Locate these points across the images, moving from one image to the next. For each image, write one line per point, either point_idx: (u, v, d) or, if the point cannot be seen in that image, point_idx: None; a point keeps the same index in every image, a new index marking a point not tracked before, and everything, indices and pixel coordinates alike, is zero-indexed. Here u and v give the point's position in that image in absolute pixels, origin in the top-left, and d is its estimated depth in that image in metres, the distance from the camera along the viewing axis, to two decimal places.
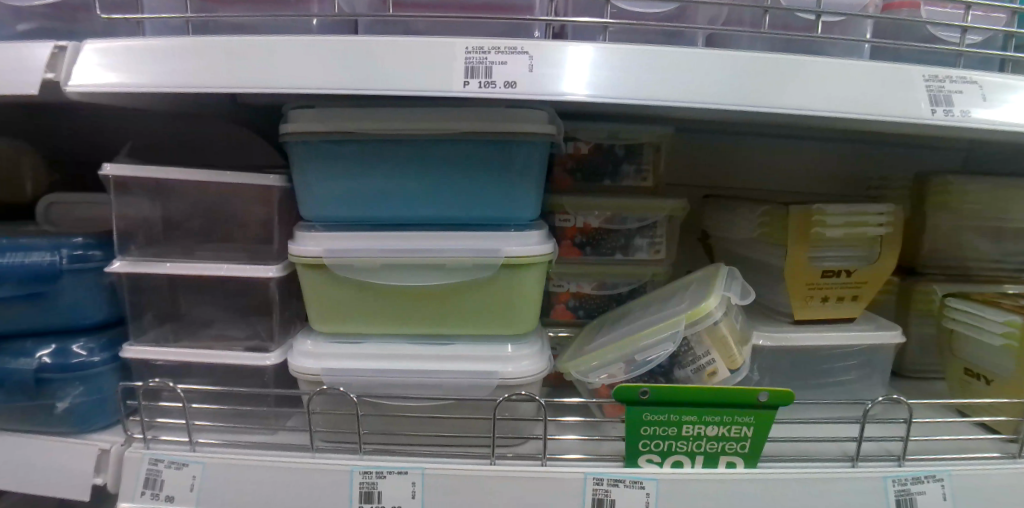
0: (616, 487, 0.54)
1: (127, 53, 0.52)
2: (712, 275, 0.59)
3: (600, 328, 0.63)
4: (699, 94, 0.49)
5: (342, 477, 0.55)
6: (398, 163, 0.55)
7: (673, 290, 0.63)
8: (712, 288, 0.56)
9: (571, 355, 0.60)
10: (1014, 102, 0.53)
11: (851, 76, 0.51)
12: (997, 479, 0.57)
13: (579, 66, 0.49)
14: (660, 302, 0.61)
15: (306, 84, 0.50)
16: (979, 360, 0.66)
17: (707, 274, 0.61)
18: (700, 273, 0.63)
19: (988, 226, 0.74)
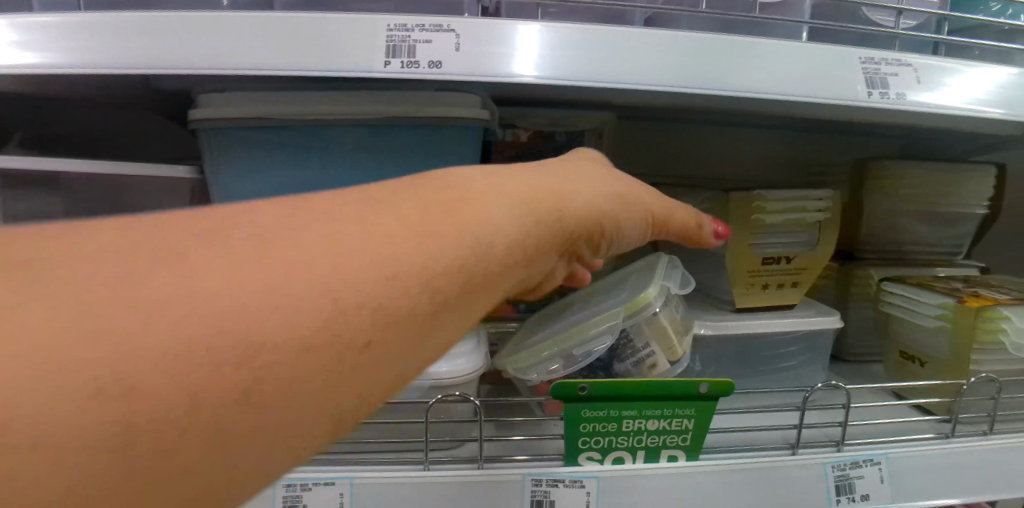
0: (556, 488, 0.52)
1: (29, 27, 0.45)
2: (651, 264, 0.58)
3: (541, 322, 0.60)
4: (638, 77, 0.47)
5: (265, 491, 0.51)
6: (318, 151, 0.51)
7: (613, 281, 0.61)
8: (651, 278, 0.54)
9: (508, 351, 0.57)
10: (950, 85, 0.53)
11: (794, 59, 0.50)
12: (931, 460, 0.58)
13: (523, 45, 0.46)
14: (600, 293, 0.59)
15: (230, 65, 0.45)
16: (915, 343, 0.67)
17: (647, 264, 0.60)
18: (639, 262, 0.61)
19: (922, 211, 0.76)
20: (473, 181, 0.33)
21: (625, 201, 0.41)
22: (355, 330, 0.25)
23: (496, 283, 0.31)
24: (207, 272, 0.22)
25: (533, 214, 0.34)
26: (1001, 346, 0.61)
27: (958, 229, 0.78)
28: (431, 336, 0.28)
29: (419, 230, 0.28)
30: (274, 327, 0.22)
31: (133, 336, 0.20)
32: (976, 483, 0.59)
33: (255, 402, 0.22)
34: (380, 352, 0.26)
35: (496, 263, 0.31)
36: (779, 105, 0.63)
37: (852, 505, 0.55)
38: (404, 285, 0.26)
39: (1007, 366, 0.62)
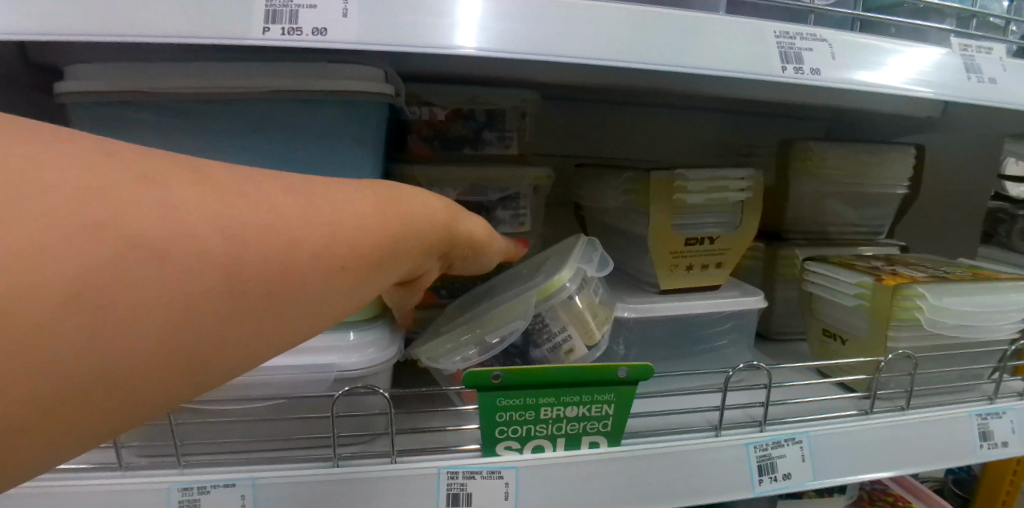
0: (473, 480, 0.50)
1: None
2: (571, 245, 0.57)
3: (461, 310, 0.58)
4: (561, 48, 0.44)
5: (158, 497, 0.47)
6: (206, 130, 0.47)
7: (535, 264, 0.60)
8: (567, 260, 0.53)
9: (424, 339, 0.55)
10: (881, 65, 0.53)
11: (730, 36, 0.49)
12: (849, 436, 0.59)
13: (466, 15, 0.42)
14: (521, 276, 0.58)
15: (96, 32, 0.38)
16: (836, 321, 0.68)
17: (569, 246, 0.58)
18: (563, 244, 0.60)
19: (843, 192, 0.79)
20: (401, 193, 0.39)
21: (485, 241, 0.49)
22: (273, 297, 0.29)
23: (394, 276, 0.37)
24: (186, 215, 0.26)
25: (435, 229, 0.40)
26: (917, 322, 0.62)
27: (877, 210, 0.82)
28: (328, 314, 0.32)
29: (353, 221, 0.33)
30: (217, 276, 0.27)
31: (101, 255, 0.23)
32: (894, 457, 0.60)
33: (173, 337, 0.26)
34: (284, 318, 0.30)
35: (397, 261, 0.36)
36: (699, 84, 0.63)
37: (773, 484, 0.56)
38: (327, 265, 0.31)
39: (922, 342, 0.63)
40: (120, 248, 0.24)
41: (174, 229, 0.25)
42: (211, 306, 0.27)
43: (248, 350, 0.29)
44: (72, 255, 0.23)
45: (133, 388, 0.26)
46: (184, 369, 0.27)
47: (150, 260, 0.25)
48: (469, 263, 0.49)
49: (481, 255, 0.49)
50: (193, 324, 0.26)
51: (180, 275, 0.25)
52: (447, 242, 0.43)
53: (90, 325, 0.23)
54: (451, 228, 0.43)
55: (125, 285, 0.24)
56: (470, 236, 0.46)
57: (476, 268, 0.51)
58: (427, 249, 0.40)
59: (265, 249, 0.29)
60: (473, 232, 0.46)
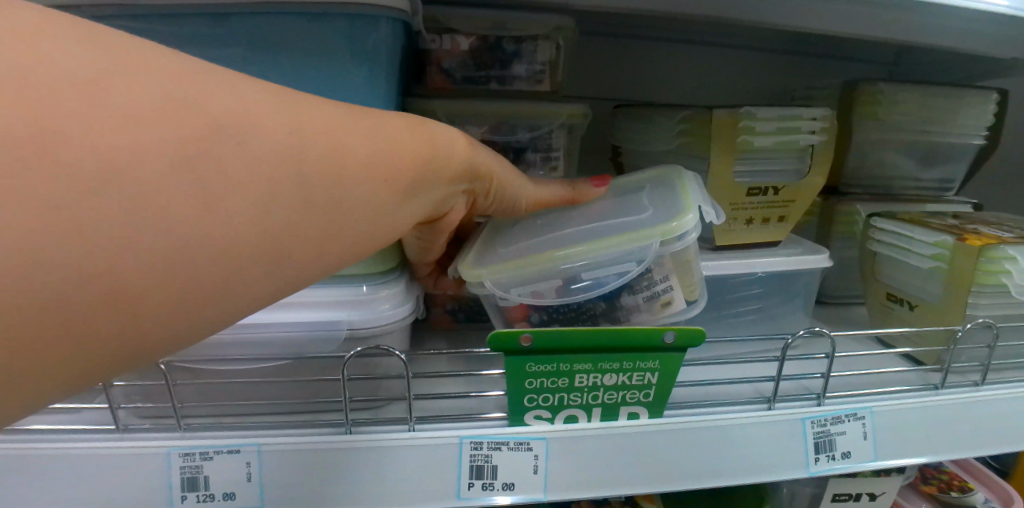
0: (499, 451, 0.45)
1: None
2: (679, 185, 0.50)
3: (522, 230, 0.50)
4: None
5: (157, 462, 0.44)
6: (194, 48, 0.43)
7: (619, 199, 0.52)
8: (681, 205, 0.46)
9: (494, 257, 0.47)
10: None
11: None
12: (920, 412, 0.52)
13: None
14: (606, 206, 0.51)
15: None
16: (903, 284, 0.61)
17: (670, 190, 0.50)
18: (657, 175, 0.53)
19: (906, 141, 0.72)
20: (433, 122, 0.37)
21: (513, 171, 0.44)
22: (315, 206, 0.29)
23: (423, 205, 0.36)
24: (242, 111, 0.26)
25: (468, 162, 0.39)
26: (1004, 288, 0.54)
27: (945, 163, 0.74)
28: (366, 235, 0.32)
29: (386, 142, 0.32)
30: (260, 176, 0.26)
31: (153, 138, 0.23)
32: (968, 437, 0.53)
33: (219, 235, 0.25)
34: (326, 232, 0.29)
35: (427, 190, 0.36)
36: (759, 12, 0.55)
37: (831, 464, 0.50)
38: (365, 180, 0.31)
39: (1006, 311, 0.56)
40: (171, 136, 0.24)
41: (221, 122, 0.25)
42: (274, 196, 0.27)
43: (299, 262, 0.29)
44: (125, 138, 0.23)
45: (177, 290, 0.25)
46: (229, 274, 0.27)
47: (199, 149, 0.24)
48: (500, 198, 0.44)
49: (514, 190, 0.44)
50: (240, 224, 0.26)
51: (225, 171, 0.25)
52: (485, 175, 0.41)
53: (141, 212, 0.23)
54: (485, 160, 0.40)
55: (176, 174, 0.24)
56: (501, 172, 0.42)
57: (509, 206, 0.46)
58: (458, 179, 0.38)
59: (317, 152, 0.28)
60: (505, 163, 0.43)
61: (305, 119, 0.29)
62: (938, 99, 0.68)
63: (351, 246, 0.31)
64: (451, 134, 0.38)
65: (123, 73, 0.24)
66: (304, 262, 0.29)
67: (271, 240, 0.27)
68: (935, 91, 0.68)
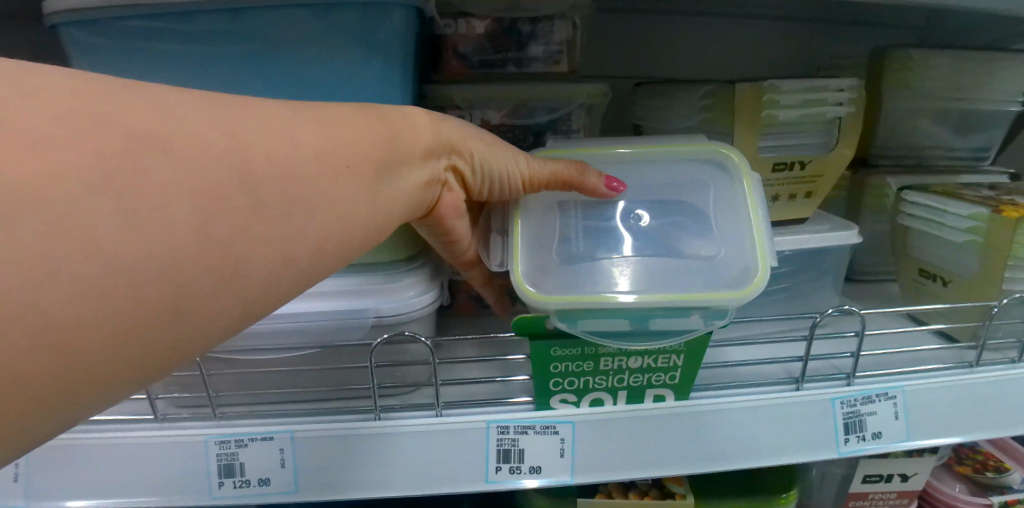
0: (526, 435, 0.46)
1: None
2: (747, 200, 0.44)
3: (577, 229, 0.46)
4: None
5: (196, 450, 0.45)
6: (206, 43, 0.43)
7: (678, 183, 0.47)
8: (749, 253, 0.42)
9: (549, 270, 0.44)
10: None
11: None
12: (955, 390, 0.51)
13: None
14: (674, 220, 0.46)
15: None
16: (937, 260, 0.59)
17: (734, 198, 0.45)
18: (717, 159, 0.46)
19: (939, 110, 0.69)
20: (388, 108, 0.38)
21: (494, 144, 0.42)
22: (273, 198, 0.28)
23: (397, 188, 0.36)
24: (168, 122, 0.25)
25: (434, 140, 0.39)
26: None
27: (979, 131, 0.72)
28: (334, 225, 0.31)
29: (339, 129, 0.32)
30: (206, 176, 0.25)
31: (77, 161, 0.22)
32: (1005, 414, 0.52)
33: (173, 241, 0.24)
34: (289, 225, 0.29)
35: (393, 175, 0.35)
36: None
37: (862, 443, 0.49)
38: (322, 165, 0.30)
39: None
40: (97, 156, 0.23)
41: (148, 136, 0.24)
42: (229, 202, 0.26)
43: (270, 267, 0.28)
44: (46, 165, 0.21)
45: (139, 309, 0.24)
46: (193, 285, 0.25)
47: (137, 157, 0.24)
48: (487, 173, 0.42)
49: (500, 159, 0.42)
50: (194, 228, 0.25)
51: (170, 174, 0.24)
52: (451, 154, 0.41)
53: (86, 231, 0.22)
54: (453, 136, 0.40)
55: (109, 193, 0.23)
56: (476, 142, 0.42)
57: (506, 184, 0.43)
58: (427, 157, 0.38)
59: (261, 150, 0.28)
60: (479, 135, 0.42)
61: (240, 123, 0.28)
62: (973, 64, 0.66)
63: (325, 239, 0.31)
64: (404, 118, 0.38)
65: (51, 95, 0.23)
66: (278, 264, 0.29)
67: (238, 248, 0.27)
68: (971, 56, 0.65)
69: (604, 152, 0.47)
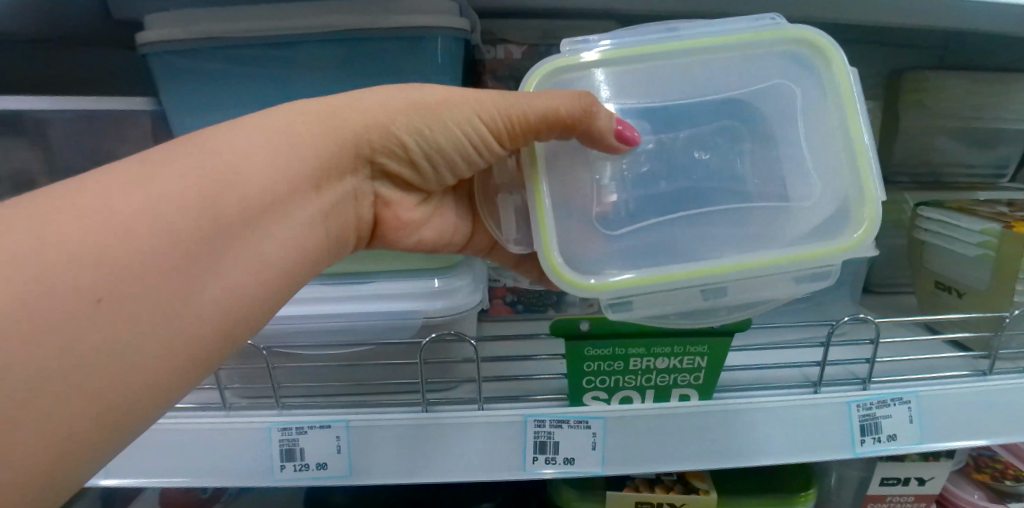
0: (560, 428, 0.50)
1: None
2: (843, 99, 0.38)
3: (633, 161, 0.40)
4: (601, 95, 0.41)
5: (260, 435, 0.50)
6: (278, 73, 0.48)
7: (754, 71, 0.40)
8: (850, 175, 0.37)
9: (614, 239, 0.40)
10: None
11: None
12: (967, 396, 0.54)
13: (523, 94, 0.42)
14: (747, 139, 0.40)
15: None
16: (952, 273, 0.62)
17: (832, 99, 0.38)
18: (794, 46, 0.39)
19: (958, 129, 0.72)
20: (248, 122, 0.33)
21: (439, 111, 0.38)
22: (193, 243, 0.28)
23: (288, 215, 0.33)
24: None
25: (343, 140, 0.36)
26: None
27: (996, 150, 0.74)
28: (270, 240, 0.32)
29: (217, 148, 0.31)
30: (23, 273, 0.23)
31: None
32: (1015, 420, 0.54)
33: (111, 345, 0.25)
34: (223, 263, 0.29)
35: (312, 191, 0.35)
36: (799, 8, 0.58)
37: (877, 445, 0.52)
38: (220, 205, 0.29)
39: None
40: None
41: None
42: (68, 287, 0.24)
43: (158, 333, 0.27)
44: None
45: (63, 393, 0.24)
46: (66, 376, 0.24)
47: None
48: (438, 144, 0.40)
49: (449, 127, 0.39)
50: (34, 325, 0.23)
51: (79, 285, 0.24)
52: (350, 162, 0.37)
53: None
54: (371, 122, 0.37)
55: None
56: (407, 118, 0.38)
57: (468, 148, 0.40)
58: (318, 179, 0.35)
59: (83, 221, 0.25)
60: (406, 101, 0.38)
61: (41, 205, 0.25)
62: (991, 86, 0.69)
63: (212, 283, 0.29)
64: (263, 125, 0.33)
65: None
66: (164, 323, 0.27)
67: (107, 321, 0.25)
68: (987, 77, 0.68)
69: (657, 50, 0.40)
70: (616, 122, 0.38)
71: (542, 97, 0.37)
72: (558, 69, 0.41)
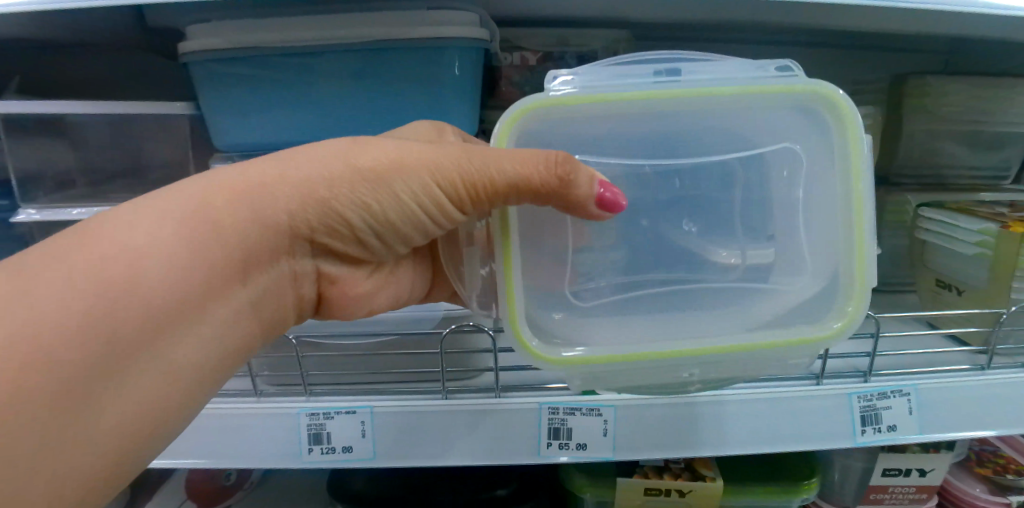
0: (573, 415, 0.52)
1: None
2: (852, 175, 0.37)
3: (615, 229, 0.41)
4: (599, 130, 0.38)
5: (289, 421, 0.53)
6: (311, 80, 0.52)
7: (764, 124, 0.39)
8: (848, 258, 0.39)
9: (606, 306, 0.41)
10: None
11: None
12: (965, 389, 0.56)
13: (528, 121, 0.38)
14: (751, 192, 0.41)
15: None
16: (953, 271, 0.64)
17: (834, 164, 0.38)
18: (807, 102, 0.38)
19: (962, 132, 0.74)
20: (170, 198, 0.34)
21: (384, 177, 0.37)
22: (107, 356, 0.30)
23: (217, 292, 0.35)
24: None
25: (274, 223, 0.36)
26: None
27: (1000, 153, 0.76)
28: (193, 334, 0.34)
29: (133, 234, 0.32)
30: None
31: None
32: (1012, 414, 0.56)
33: (40, 449, 0.29)
34: (138, 366, 0.32)
35: (250, 260, 0.36)
36: (805, 15, 0.60)
37: (877, 435, 0.54)
38: (137, 296, 0.31)
39: None
40: None
41: None
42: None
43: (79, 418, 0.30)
44: None
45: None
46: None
47: None
48: (386, 214, 0.39)
49: (399, 193, 0.38)
50: None
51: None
52: (294, 233, 0.38)
53: None
54: (312, 194, 0.36)
55: None
56: (350, 190, 0.37)
57: (418, 213, 0.39)
58: (250, 255, 0.36)
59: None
60: (349, 168, 0.36)
61: None
62: (996, 89, 0.70)
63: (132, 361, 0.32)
64: (181, 200, 0.34)
65: None
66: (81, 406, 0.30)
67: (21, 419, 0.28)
68: (990, 81, 0.70)
69: (658, 98, 0.37)
70: (599, 184, 0.35)
71: (512, 160, 0.35)
72: (548, 110, 0.37)
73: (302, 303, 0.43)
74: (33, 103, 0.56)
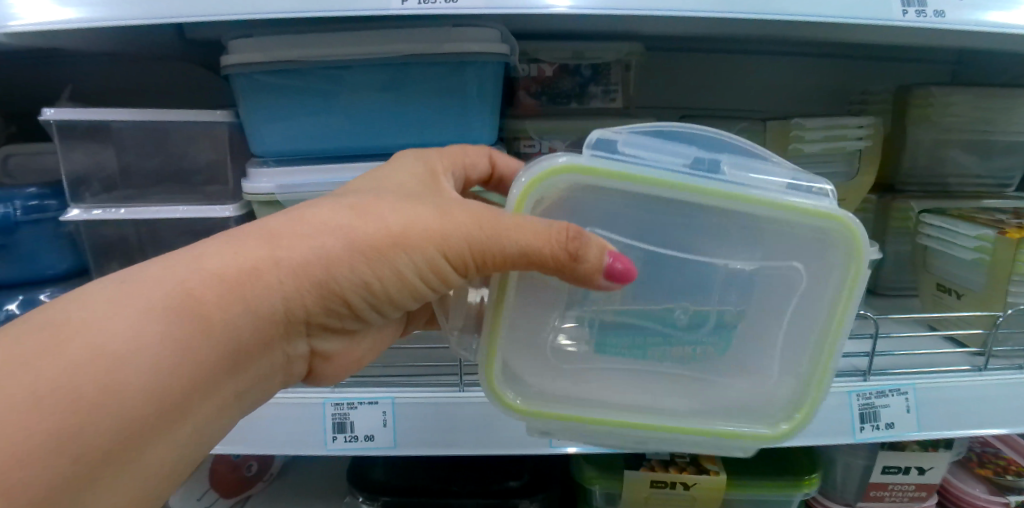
0: None
1: None
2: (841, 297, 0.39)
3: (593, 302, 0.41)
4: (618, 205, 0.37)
5: (314, 410, 0.56)
6: (342, 91, 0.55)
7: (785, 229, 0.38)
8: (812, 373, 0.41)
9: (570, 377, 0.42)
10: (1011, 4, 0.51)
11: None
12: (962, 389, 0.58)
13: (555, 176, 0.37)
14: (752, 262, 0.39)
15: (269, 10, 0.47)
16: (954, 276, 0.66)
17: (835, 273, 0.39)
18: (829, 229, 0.38)
19: (967, 141, 0.76)
20: (159, 285, 0.32)
21: (387, 254, 0.36)
22: (87, 464, 0.30)
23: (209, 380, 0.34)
24: None
25: (269, 309, 0.35)
26: None
27: (1004, 162, 0.77)
28: (175, 431, 0.33)
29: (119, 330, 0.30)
30: None
31: None
32: (1009, 414, 0.58)
33: None
34: (119, 467, 0.31)
35: (243, 344, 0.35)
36: (810, 30, 0.63)
37: (875, 432, 0.57)
38: (126, 394, 0.30)
39: None
40: None
41: None
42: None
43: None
44: None
45: None
46: None
47: None
48: (386, 291, 0.38)
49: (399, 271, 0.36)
50: None
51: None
52: (290, 315, 0.36)
53: None
54: (308, 278, 0.35)
55: None
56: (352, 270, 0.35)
57: (414, 287, 0.38)
58: (245, 342, 0.35)
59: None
60: (349, 248, 0.35)
61: None
62: (999, 100, 0.72)
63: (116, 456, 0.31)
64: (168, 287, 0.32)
65: None
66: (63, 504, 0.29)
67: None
68: (993, 92, 0.72)
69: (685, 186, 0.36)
70: (609, 254, 0.35)
71: (524, 230, 0.34)
72: (573, 178, 0.36)
73: (286, 373, 0.42)
74: (85, 111, 0.60)
